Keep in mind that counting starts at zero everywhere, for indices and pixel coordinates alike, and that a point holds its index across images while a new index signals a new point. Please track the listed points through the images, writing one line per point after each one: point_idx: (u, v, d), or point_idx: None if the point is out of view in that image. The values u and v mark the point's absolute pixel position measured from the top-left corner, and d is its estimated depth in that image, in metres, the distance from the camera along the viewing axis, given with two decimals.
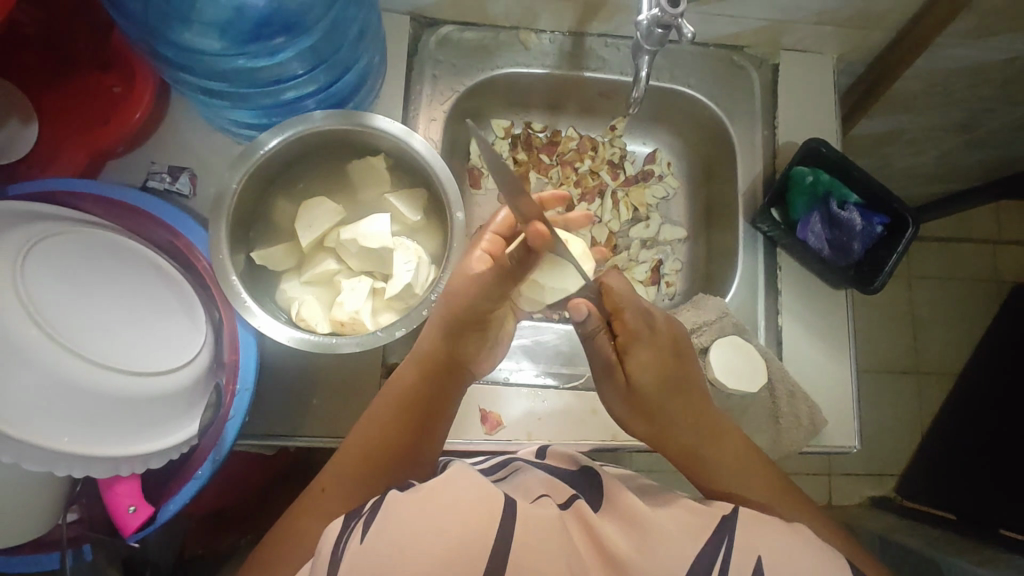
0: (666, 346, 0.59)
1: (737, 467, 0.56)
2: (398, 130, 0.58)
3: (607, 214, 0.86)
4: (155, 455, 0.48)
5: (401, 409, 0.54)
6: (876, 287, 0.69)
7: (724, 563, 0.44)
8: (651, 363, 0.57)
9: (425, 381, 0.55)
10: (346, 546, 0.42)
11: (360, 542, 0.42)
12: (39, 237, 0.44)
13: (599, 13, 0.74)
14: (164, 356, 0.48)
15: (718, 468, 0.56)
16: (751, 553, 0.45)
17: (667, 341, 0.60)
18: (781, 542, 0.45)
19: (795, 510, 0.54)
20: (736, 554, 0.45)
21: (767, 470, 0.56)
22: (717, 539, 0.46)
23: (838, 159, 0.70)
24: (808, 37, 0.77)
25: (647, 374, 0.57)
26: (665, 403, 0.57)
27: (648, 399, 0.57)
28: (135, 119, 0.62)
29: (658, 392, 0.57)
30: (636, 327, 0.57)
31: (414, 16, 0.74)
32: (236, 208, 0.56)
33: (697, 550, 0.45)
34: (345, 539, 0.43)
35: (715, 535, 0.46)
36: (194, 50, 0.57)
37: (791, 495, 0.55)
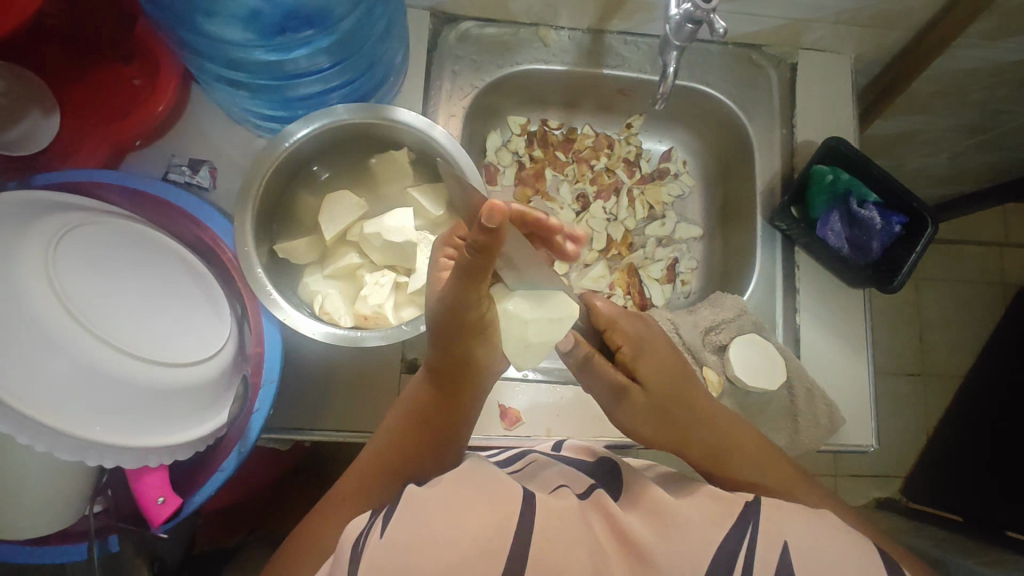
0: (660, 347, 0.60)
1: (757, 460, 0.56)
2: (422, 124, 0.57)
3: (622, 212, 0.87)
4: (181, 446, 0.48)
5: (413, 413, 0.53)
6: (894, 286, 0.69)
7: (747, 551, 0.43)
8: (659, 372, 0.57)
9: (433, 387, 0.53)
10: (367, 541, 0.42)
11: (382, 536, 0.41)
12: (68, 227, 0.44)
13: (620, 10, 0.74)
14: (192, 348, 0.48)
15: (740, 464, 0.55)
16: (777, 538, 0.44)
17: (660, 343, 0.60)
18: (807, 530, 0.45)
19: (810, 494, 0.54)
20: (760, 541, 0.44)
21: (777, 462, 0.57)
22: (741, 525, 0.45)
23: (860, 159, 0.70)
24: (827, 36, 0.77)
25: (647, 375, 0.57)
26: (671, 403, 0.57)
27: (654, 400, 0.57)
28: (157, 113, 0.62)
29: (670, 403, 0.57)
30: (632, 343, 0.58)
31: (435, 11, 0.74)
32: (260, 200, 0.56)
33: (720, 536, 0.44)
34: (368, 532, 0.43)
35: (740, 521, 0.45)
36: (219, 40, 0.56)
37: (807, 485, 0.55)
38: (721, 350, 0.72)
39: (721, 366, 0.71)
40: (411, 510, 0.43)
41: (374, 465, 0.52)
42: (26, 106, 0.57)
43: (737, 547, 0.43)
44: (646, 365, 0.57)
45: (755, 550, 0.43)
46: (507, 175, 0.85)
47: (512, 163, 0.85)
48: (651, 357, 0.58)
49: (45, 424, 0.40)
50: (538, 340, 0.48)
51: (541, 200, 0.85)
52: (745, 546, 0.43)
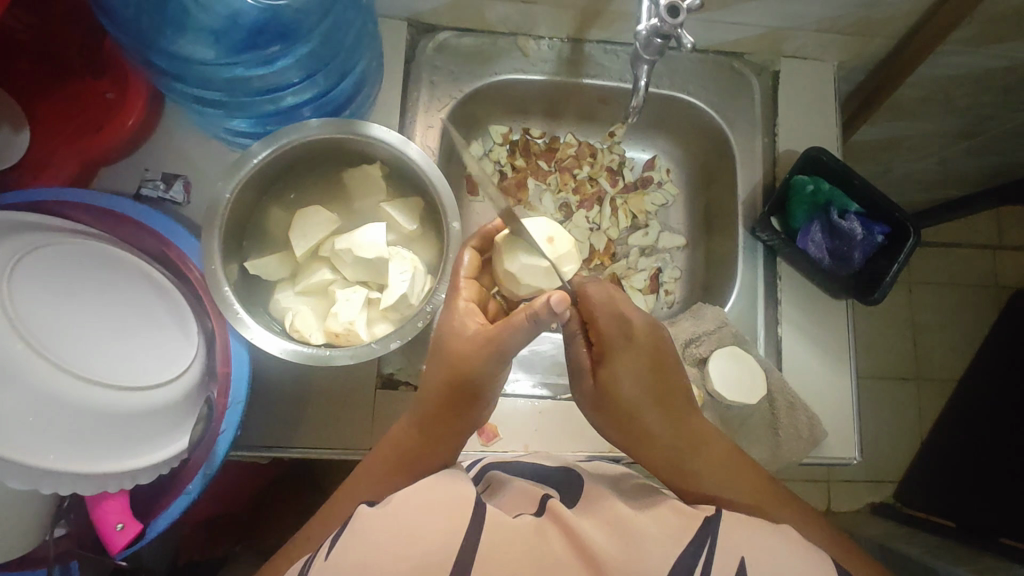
0: (646, 359, 0.57)
1: (725, 470, 0.54)
2: (395, 140, 0.57)
3: (605, 221, 0.86)
4: (143, 470, 0.47)
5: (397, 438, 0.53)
6: (875, 298, 0.68)
7: (707, 560, 0.43)
8: (630, 369, 0.56)
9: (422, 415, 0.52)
10: (312, 563, 0.43)
11: (326, 558, 0.43)
12: (25, 249, 0.43)
13: (598, 19, 0.73)
14: (153, 370, 0.47)
15: (702, 469, 0.54)
16: (734, 553, 0.43)
17: (647, 348, 0.58)
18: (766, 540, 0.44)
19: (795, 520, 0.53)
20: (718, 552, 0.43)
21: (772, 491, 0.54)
22: (700, 537, 0.44)
23: (841, 168, 0.70)
24: (808, 44, 0.77)
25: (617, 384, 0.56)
26: (643, 407, 0.56)
27: (625, 407, 0.56)
28: (128, 127, 0.62)
29: (639, 397, 0.56)
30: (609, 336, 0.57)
31: (412, 22, 0.73)
32: (229, 218, 0.55)
33: (680, 549, 0.43)
34: (315, 554, 0.44)
35: (698, 535, 0.44)
36: (186, 58, 0.56)
37: (785, 501, 0.54)
38: (701, 362, 0.72)
39: (702, 379, 0.71)
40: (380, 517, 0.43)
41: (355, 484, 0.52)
42: None
43: (693, 558, 0.43)
44: (621, 373, 0.56)
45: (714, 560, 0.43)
46: (489, 184, 0.85)
47: (494, 172, 0.85)
48: (627, 367, 0.56)
49: None
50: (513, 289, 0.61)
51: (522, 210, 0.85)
52: (702, 561, 0.43)
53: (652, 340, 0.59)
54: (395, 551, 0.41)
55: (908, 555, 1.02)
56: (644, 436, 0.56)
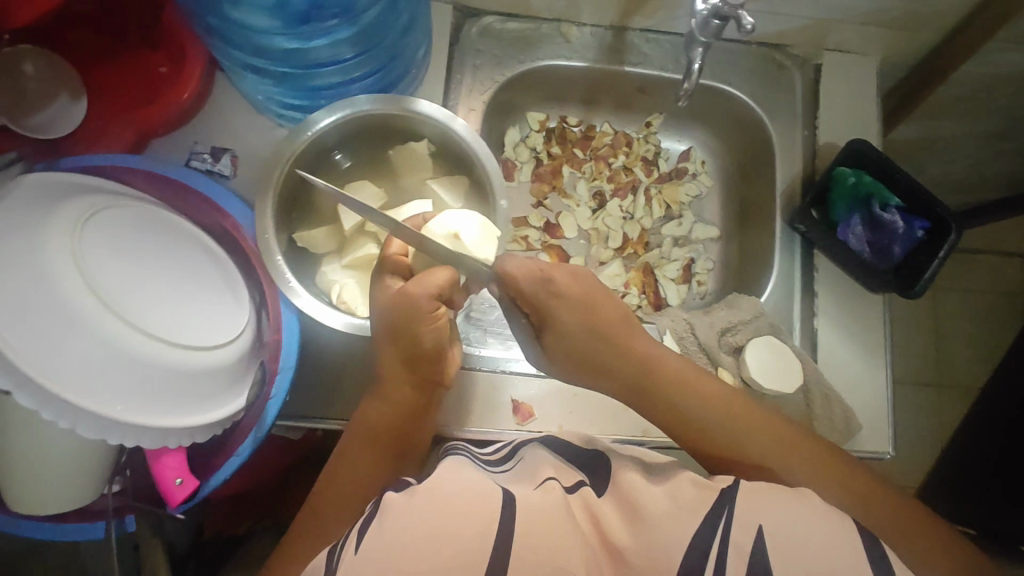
0: (591, 325, 0.56)
1: (721, 426, 0.55)
2: (442, 116, 0.57)
3: (639, 210, 0.86)
4: (200, 429, 0.48)
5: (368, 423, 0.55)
6: (915, 292, 0.68)
7: (724, 532, 0.43)
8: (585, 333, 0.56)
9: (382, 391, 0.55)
10: (342, 557, 0.43)
11: (354, 553, 0.42)
12: (95, 210, 0.45)
13: (643, 7, 0.74)
14: (211, 333, 0.48)
15: (710, 421, 0.55)
16: (751, 524, 0.43)
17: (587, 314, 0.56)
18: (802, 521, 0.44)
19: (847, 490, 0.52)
20: (735, 526, 0.43)
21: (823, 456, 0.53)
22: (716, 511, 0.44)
23: (883, 161, 0.70)
24: (853, 37, 0.76)
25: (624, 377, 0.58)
26: (629, 379, 0.57)
27: (623, 393, 0.58)
28: (183, 100, 0.63)
29: (628, 371, 0.57)
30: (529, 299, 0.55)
31: (457, 6, 0.74)
32: (281, 190, 0.56)
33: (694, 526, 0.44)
34: (343, 547, 0.44)
35: (715, 509, 0.45)
36: (246, 27, 0.57)
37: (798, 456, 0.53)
38: (737, 351, 0.71)
39: (737, 367, 0.71)
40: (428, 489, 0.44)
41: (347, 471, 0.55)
42: (55, 92, 0.58)
43: (711, 532, 0.43)
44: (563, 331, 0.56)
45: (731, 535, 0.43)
46: (524, 171, 0.86)
47: (530, 158, 0.86)
48: (571, 322, 0.56)
49: (66, 399, 0.40)
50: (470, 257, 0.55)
51: (558, 197, 0.86)
52: (720, 536, 0.43)
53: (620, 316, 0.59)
54: (435, 532, 0.41)
55: None
56: (637, 397, 0.58)
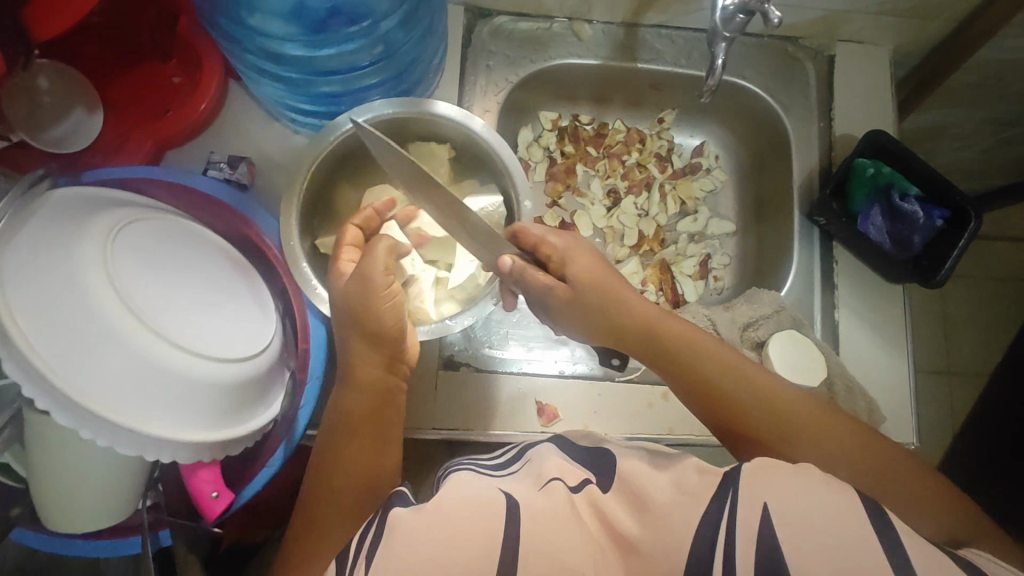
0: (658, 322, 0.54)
1: (827, 442, 0.49)
2: (459, 116, 0.57)
3: (654, 207, 0.86)
4: (232, 442, 0.47)
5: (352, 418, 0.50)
6: (937, 280, 0.68)
7: (730, 517, 0.41)
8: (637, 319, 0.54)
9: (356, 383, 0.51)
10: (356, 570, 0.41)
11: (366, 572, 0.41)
12: (125, 221, 0.46)
13: (656, 2, 0.73)
14: (241, 344, 0.48)
15: (804, 438, 0.49)
16: (758, 500, 0.41)
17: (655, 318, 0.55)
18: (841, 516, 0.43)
19: (914, 497, 0.47)
20: (741, 503, 0.41)
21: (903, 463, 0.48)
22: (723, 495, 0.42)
23: (900, 150, 0.70)
24: (866, 28, 0.76)
25: (674, 361, 0.54)
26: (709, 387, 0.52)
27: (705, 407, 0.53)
28: (200, 112, 0.63)
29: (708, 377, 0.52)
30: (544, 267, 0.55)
31: (469, 7, 0.74)
32: (303, 198, 0.56)
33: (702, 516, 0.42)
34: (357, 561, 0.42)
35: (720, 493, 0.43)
36: (262, 33, 0.57)
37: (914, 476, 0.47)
38: (759, 346, 0.71)
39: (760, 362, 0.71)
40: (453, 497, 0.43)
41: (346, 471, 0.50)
42: (71, 105, 0.58)
43: (715, 520, 0.41)
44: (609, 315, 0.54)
45: (736, 518, 0.41)
46: (538, 170, 0.86)
47: (543, 158, 0.86)
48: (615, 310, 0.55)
49: (103, 416, 0.39)
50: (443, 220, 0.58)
51: (572, 195, 0.86)
52: (726, 524, 0.41)
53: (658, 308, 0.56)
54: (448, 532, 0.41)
55: None
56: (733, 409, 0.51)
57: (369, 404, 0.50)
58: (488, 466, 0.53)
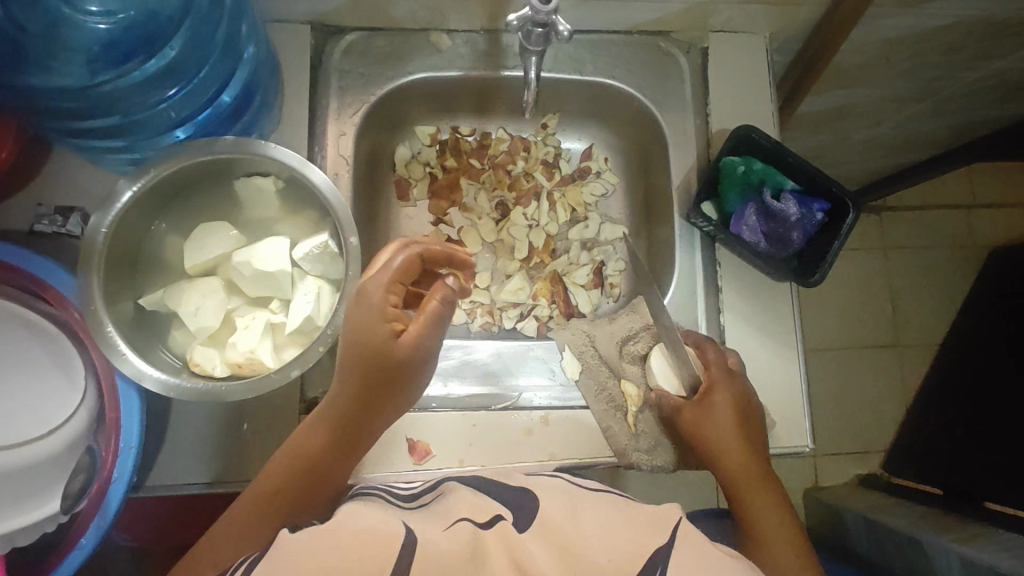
0: (731, 395, 0.61)
1: (764, 510, 0.58)
2: (294, 161, 0.54)
3: (543, 217, 0.83)
4: (18, 533, 0.45)
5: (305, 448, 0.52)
6: (815, 279, 0.65)
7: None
8: (729, 409, 0.61)
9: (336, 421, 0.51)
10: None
11: None
12: None
13: (511, 7, 0.70)
14: (29, 427, 0.47)
15: (753, 498, 0.59)
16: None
17: (728, 398, 0.61)
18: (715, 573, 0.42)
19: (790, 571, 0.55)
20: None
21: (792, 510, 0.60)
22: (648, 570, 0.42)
23: (771, 145, 0.67)
24: (735, 17, 0.73)
25: (729, 462, 0.60)
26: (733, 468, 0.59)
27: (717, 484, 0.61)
28: (3, 161, 0.57)
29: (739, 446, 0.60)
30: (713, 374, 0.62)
31: (315, 25, 0.70)
32: (110, 251, 0.52)
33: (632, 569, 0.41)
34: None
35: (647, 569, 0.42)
36: (53, 89, 0.54)
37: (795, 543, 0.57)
38: (640, 359, 0.72)
39: (642, 377, 0.71)
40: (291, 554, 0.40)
41: (279, 495, 0.51)
42: None
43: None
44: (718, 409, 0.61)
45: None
46: (420, 188, 0.82)
47: (424, 175, 0.82)
48: (718, 409, 0.61)
49: None
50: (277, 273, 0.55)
51: (458, 211, 0.83)
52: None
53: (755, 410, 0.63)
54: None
55: (894, 526, 0.99)
56: (738, 470, 0.59)
57: (332, 441, 0.52)
58: (394, 499, 0.52)
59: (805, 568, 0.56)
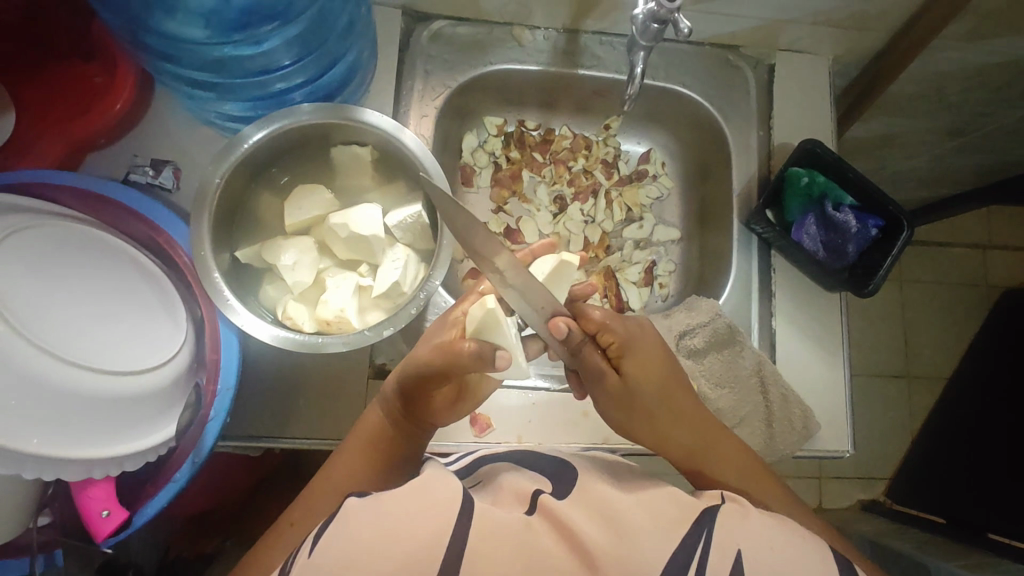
0: (656, 349, 0.56)
1: (734, 464, 0.55)
2: (389, 126, 0.56)
3: (600, 214, 0.85)
4: (129, 457, 0.48)
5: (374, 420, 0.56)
6: (870, 290, 0.68)
7: (702, 557, 0.40)
8: (650, 372, 0.55)
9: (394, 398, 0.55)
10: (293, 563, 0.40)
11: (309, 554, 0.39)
12: (21, 225, 0.44)
13: (595, 9, 0.73)
14: (141, 357, 0.48)
15: (716, 460, 0.55)
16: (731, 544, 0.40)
17: (656, 346, 0.57)
18: (770, 533, 0.41)
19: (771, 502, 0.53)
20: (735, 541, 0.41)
21: (759, 470, 0.56)
22: (696, 533, 0.41)
23: (833, 160, 0.70)
24: (803, 37, 0.77)
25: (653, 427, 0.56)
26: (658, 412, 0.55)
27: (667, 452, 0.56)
28: (116, 112, 0.61)
29: (659, 401, 0.55)
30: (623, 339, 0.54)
31: (406, 9, 0.73)
32: (220, 203, 0.55)
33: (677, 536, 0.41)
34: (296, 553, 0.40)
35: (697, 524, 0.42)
36: (177, 38, 0.56)
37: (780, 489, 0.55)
38: (694, 353, 0.72)
39: (697, 370, 0.72)
40: (376, 502, 0.41)
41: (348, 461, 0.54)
42: None
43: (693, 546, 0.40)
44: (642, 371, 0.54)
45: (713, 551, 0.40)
46: (483, 176, 0.85)
47: (488, 164, 0.84)
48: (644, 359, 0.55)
49: None
50: (358, 239, 0.58)
51: (517, 202, 0.85)
52: (700, 552, 0.40)
53: (671, 369, 0.55)
54: (388, 542, 0.38)
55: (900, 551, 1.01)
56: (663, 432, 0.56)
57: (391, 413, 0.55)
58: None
59: (766, 492, 0.54)
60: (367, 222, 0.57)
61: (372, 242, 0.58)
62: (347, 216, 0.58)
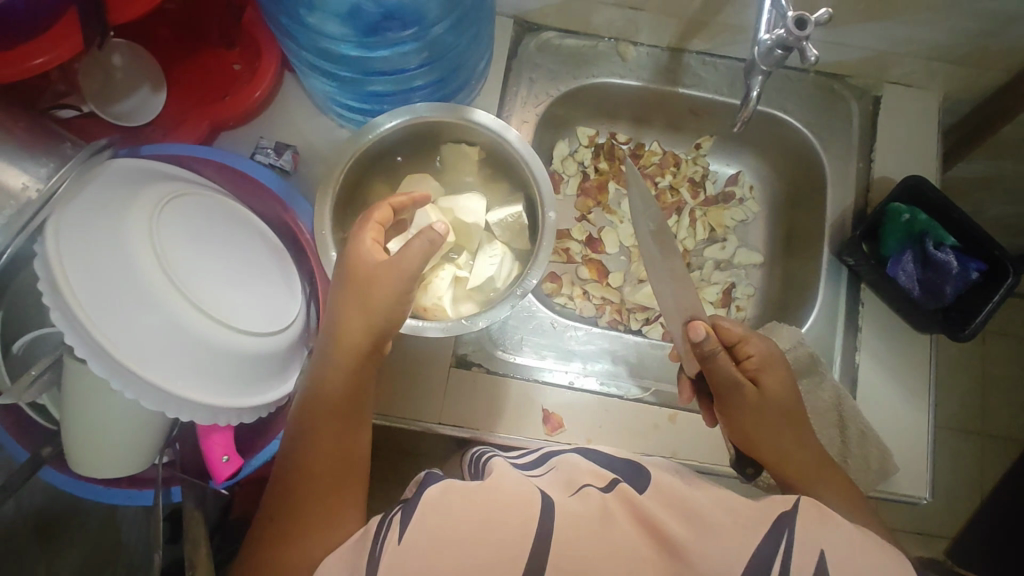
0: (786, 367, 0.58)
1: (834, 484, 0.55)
2: (496, 126, 0.59)
3: (682, 231, 0.85)
4: (248, 411, 0.51)
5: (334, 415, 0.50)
6: (965, 334, 0.65)
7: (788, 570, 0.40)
8: (782, 388, 0.57)
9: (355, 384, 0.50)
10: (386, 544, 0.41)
11: (400, 541, 0.40)
12: (174, 194, 0.50)
13: (704, 29, 0.74)
14: (268, 321, 0.52)
15: (824, 483, 0.54)
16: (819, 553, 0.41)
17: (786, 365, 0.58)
18: (853, 535, 0.41)
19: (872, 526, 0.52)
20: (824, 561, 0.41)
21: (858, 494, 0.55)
22: (775, 532, 0.41)
23: (937, 198, 0.68)
24: (915, 71, 0.76)
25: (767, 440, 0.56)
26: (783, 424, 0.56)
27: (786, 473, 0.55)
28: (254, 98, 0.66)
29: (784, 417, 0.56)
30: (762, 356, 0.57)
31: (518, 20, 0.76)
32: (340, 187, 0.59)
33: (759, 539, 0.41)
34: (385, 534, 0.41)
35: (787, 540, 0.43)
36: (315, 30, 0.61)
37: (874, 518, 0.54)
38: None
39: None
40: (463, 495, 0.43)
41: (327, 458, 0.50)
42: (138, 83, 0.63)
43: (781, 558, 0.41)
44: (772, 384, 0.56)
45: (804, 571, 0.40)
46: (570, 184, 0.86)
47: (576, 173, 0.86)
48: (775, 374, 0.57)
49: (138, 375, 0.44)
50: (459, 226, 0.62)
51: (601, 212, 0.86)
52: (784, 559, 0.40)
53: (801, 397, 0.58)
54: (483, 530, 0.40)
55: None
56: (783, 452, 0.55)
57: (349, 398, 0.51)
58: (518, 463, 0.55)
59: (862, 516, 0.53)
60: (469, 210, 0.62)
61: (470, 229, 0.62)
62: (452, 203, 0.62)
